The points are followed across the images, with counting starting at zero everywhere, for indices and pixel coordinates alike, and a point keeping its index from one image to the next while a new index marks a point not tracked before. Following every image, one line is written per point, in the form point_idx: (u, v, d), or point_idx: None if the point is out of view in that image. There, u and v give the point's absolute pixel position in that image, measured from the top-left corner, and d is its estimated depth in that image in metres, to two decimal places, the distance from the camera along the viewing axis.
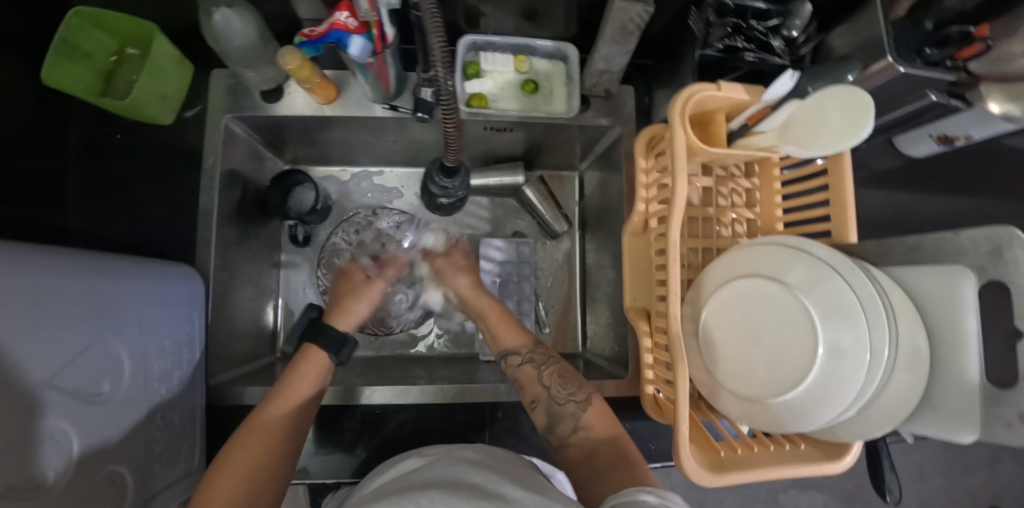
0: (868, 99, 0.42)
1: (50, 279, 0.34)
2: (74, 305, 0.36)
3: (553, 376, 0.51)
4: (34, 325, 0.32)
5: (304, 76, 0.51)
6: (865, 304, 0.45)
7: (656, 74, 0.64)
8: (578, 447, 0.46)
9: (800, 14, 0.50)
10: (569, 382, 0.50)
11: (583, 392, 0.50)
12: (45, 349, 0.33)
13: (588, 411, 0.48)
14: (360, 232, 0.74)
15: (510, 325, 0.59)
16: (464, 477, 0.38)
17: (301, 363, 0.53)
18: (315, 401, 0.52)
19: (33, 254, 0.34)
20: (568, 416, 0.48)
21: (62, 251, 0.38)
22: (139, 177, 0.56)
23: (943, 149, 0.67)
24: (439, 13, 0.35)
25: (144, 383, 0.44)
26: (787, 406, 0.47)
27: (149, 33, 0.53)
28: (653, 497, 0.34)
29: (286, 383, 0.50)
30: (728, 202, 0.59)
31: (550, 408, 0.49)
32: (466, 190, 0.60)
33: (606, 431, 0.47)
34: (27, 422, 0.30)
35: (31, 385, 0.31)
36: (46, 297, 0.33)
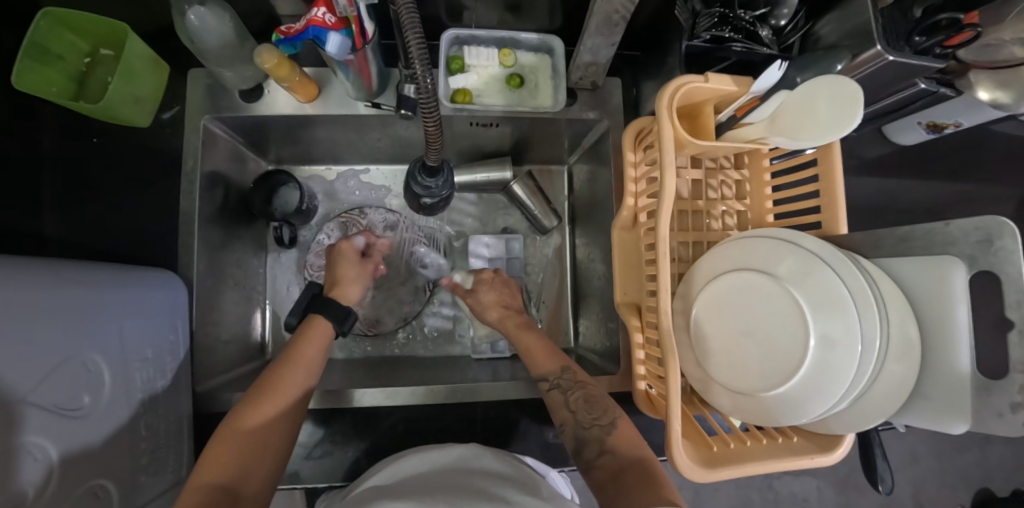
0: (856, 91, 0.40)
1: (20, 291, 0.33)
2: (46, 317, 0.35)
3: (580, 402, 0.51)
4: (7, 341, 0.31)
5: (283, 75, 0.50)
6: (856, 296, 0.45)
7: (643, 66, 0.63)
8: (604, 469, 0.46)
9: (788, 3, 0.48)
10: (595, 408, 0.50)
11: (609, 415, 0.50)
12: (20, 366, 0.32)
13: (613, 434, 0.48)
14: (347, 231, 0.72)
15: (546, 348, 0.58)
16: (477, 484, 0.39)
17: (308, 331, 0.55)
18: (322, 366, 0.54)
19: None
20: (593, 441, 0.48)
21: (31, 261, 0.37)
22: (116, 181, 0.55)
23: (932, 136, 0.66)
24: (415, 8, 0.34)
25: (127, 395, 0.43)
26: (780, 399, 0.47)
27: (122, 34, 0.52)
28: None
29: (294, 349, 0.53)
30: (718, 194, 0.59)
31: (576, 432, 0.50)
32: (449, 188, 0.58)
33: (632, 454, 0.46)
34: (2, 441, 0.30)
35: (4, 404, 0.30)
36: (16, 310, 0.32)
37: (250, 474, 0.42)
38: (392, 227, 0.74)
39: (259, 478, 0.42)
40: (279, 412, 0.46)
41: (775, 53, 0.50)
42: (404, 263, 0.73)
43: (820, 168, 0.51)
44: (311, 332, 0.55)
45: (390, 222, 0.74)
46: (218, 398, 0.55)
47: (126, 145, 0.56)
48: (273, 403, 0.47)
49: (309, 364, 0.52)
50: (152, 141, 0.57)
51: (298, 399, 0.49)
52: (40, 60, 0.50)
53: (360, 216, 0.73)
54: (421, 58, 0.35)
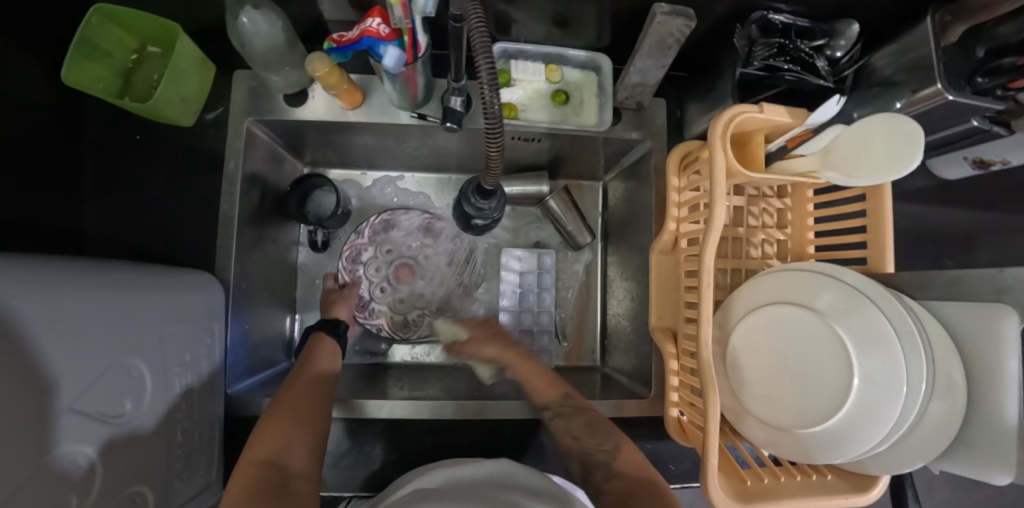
0: (915, 128, 0.40)
1: (68, 300, 0.32)
2: (94, 324, 0.34)
3: (581, 428, 0.51)
4: (56, 351, 0.30)
5: (332, 82, 0.50)
6: (902, 336, 0.44)
7: (689, 87, 0.62)
8: (613, 493, 0.45)
9: (848, 34, 0.48)
10: (598, 433, 0.50)
11: (612, 440, 0.49)
12: (66, 376, 0.31)
13: (621, 459, 0.47)
14: (388, 230, 0.72)
15: (546, 380, 0.58)
16: (502, 495, 0.41)
17: (314, 344, 0.59)
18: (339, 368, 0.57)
19: (42, 272, 0.32)
20: (600, 465, 0.48)
21: (76, 265, 0.36)
22: (155, 181, 0.55)
23: (979, 171, 0.65)
24: (483, 18, 0.34)
25: (166, 400, 0.42)
26: (816, 437, 0.46)
27: (172, 32, 0.51)
28: None
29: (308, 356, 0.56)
30: (758, 222, 0.58)
31: (584, 460, 0.50)
32: (500, 213, 0.58)
33: (644, 475, 0.45)
34: (46, 454, 0.29)
35: (51, 414, 0.30)
36: (65, 319, 0.32)
37: (294, 450, 0.44)
38: (433, 234, 0.74)
39: (303, 453, 0.44)
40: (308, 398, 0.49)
41: (831, 85, 0.49)
42: (437, 272, 0.74)
43: (868, 204, 0.50)
44: (318, 344, 0.59)
45: (429, 228, 0.74)
46: (249, 401, 0.54)
47: (169, 144, 0.56)
48: (300, 393, 0.50)
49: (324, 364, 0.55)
50: (194, 141, 0.57)
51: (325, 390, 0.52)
52: (87, 55, 0.50)
53: (405, 217, 0.73)
54: (488, 79, 0.35)
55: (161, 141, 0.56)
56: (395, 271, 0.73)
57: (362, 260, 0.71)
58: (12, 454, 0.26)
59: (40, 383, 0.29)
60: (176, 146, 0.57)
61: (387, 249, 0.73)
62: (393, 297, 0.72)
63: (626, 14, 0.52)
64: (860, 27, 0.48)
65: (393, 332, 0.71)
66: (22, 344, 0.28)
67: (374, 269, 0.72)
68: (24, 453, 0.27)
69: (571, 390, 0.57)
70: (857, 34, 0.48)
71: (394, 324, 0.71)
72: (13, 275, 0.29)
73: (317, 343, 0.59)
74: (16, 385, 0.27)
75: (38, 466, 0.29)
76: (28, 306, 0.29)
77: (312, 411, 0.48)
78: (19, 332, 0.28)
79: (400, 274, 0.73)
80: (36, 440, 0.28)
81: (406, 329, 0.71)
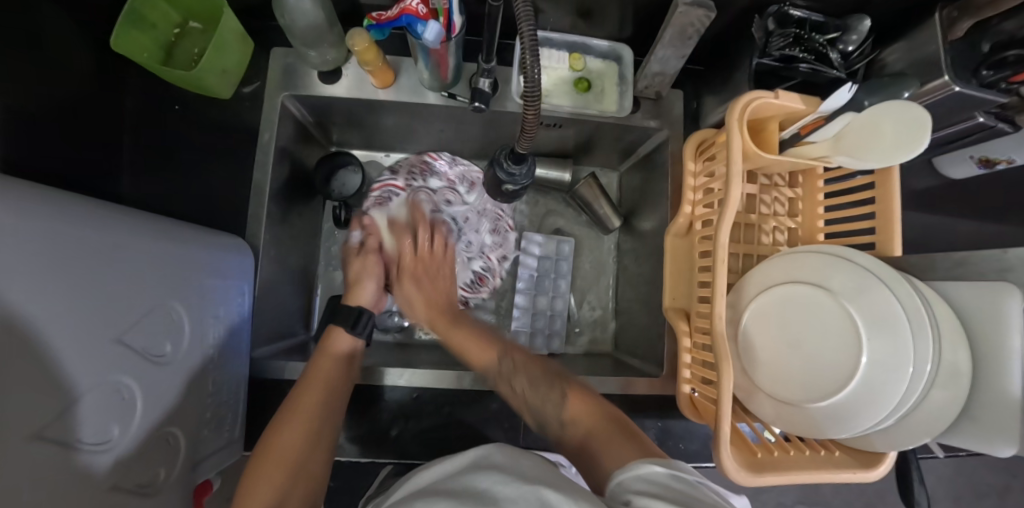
0: (923, 119, 0.42)
1: (112, 238, 0.34)
2: (137, 266, 0.36)
3: (525, 385, 0.51)
4: (102, 282, 0.32)
5: (368, 59, 0.52)
6: (911, 314, 0.46)
7: (707, 80, 0.65)
8: (573, 440, 0.45)
9: (859, 29, 0.50)
10: (541, 388, 0.50)
11: (558, 391, 0.49)
12: (112, 308, 0.33)
13: (567, 407, 0.47)
14: (427, 178, 0.70)
15: (476, 341, 0.56)
16: (469, 481, 0.34)
17: (324, 348, 0.52)
18: (349, 380, 0.50)
19: (94, 211, 0.34)
20: (553, 419, 0.48)
21: (122, 210, 0.38)
22: (194, 150, 0.58)
23: (987, 171, 0.67)
24: (529, 1, 0.37)
25: (200, 350, 0.44)
26: (823, 412, 0.47)
27: (217, 8, 0.54)
28: (661, 468, 0.34)
29: (313, 366, 0.49)
30: (770, 210, 0.60)
31: (535, 415, 0.49)
32: (531, 179, 0.60)
33: (588, 422, 0.45)
34: (90, 376, 0.31)
35: (97, 343, 0.31)
36: (109, 255, 0.33)
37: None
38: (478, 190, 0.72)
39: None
40: (308, 431, 0.43)
41: (843, 75, 0.51)
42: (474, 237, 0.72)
43: (876, 190, 0.53)
44: (327, 351, 0.51)
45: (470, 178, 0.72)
46: (272, 365, 0.56)
47: (208, 116, 0.59)
48: (302, 421, 0.44)
49: (332, 379, 0.48)
50: (231, 114, 0.60)
51: (331, 414, 0.46)
52: (137, 26, 0.52)
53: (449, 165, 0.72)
54: (529, 43, 0.37)
55: (201, 114, 0.59)
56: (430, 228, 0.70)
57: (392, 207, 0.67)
58: (51, 371, 0.27)
59: (86, 310, 0.30)
60: (214, 119, 0.59)
61: (421, 202, 0.69)
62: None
63: (648, 5, 0.55)
64: (871, 23, 0.50)
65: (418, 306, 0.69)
66: (69, 269, 0.29)
67: (403, 222, 0.68)
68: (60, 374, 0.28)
69: (506, 348, 0.55)
70: (868, 29, 0.50)
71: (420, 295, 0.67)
72: (66, 207, 0.31)
73: (328, 348, 0.52)
74: (59, 306, 0.28)
75: (81, 385, 0.30)
76: (76, 236, 0.30)
77: (306, 452, 0.42)
78: (68, 259, 0.29)
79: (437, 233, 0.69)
80: (78, 364, 0.30)
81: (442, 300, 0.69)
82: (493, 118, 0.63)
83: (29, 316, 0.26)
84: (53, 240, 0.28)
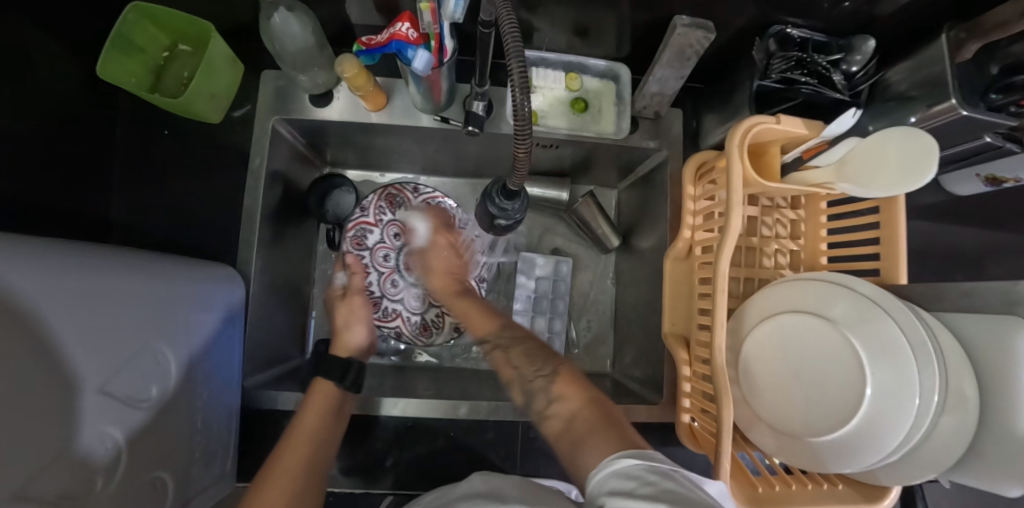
0: (928, 146, 0.40)
1: (88, 284, 0.33)
2: (121, 310, 0.35)
3: (520, 357, 0.51)
4: (81, 333, 0.31)
5: (359, 84, 0.51)
6: (916, 348, 0.44)
7: (707, 97, 0.64)
8: (556, 418, 0.43)
9: (864, 49, 0.49)
10: (537, 360, 0.50)
11: (551, 366, 0.48)
12: (93, 358, 0.32)
13: (556, 384, 0.45)
14: (392, 210, 0.67)
15: (481, 311, 0.59)
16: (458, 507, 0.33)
17: (311, 395, 0.51)
18: (336, 429, 0.49)
19: (71, 258, 0.33)
20: (540, 390, 0.46)
21: (103, 251, 0.37)
22: (184, 176, 0.57)
23: (991, 189, 0.66)
24: (516, 21, 0.36)
25: (187, 388, 0.43)
26: (827, 446, 0.46)
27: (205, 32, 0.53)
28: (635, 460, 0.32)
29: (300, 416, 0.48)
30: (772, 232, 0.59)
31: (523, 386, 0.49)
32: (524, 214, 0.58)
33: (579, 400, 0.43)
34: (70, 431, 0.30)
35: (77, 399, 0.30)
36: (89, 303, 0.32)
37: None
38: (444, 218, 0.68)
39: None
40: (297, 481, 0.41)
41: (847, 98, 0.50)
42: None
43: (880, 215, 0.51)
44: (315, 398, 0.50)
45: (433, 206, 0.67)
46: (265, 395, 0.55)
47: (198, 141, 0.58)
48: (290, 472, 0.42)
49: (319, 429, 0.47)
50: (221, 138, 0.59)
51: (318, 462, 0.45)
52: (123, 51, 0.51)
53: (413, 193, 0.67)
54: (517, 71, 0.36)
55: (191, 138, 0.58)
56: (404, 262, 0.68)
57: (369, 244, 0.67)
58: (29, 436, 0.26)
59: (63, 365, 0.29)
60: (204, 144, 0.58)
61: (395, 234, 0.68)
62: (408, 292, 0.68)
63: (646, 24, 0.53)
64: (876, 43, 0.49)
65: (414, 340, 0.67)
66: (44, 324, 0.28)
67: (382, 257, 0.68)
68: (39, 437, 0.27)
69: (509, 323, 0.57)
70: (872, 50, 0.49)
71: (411, 328, 0.67)
72: (41, 259, 0.30)
73: (317, 398, 0.51)
74: (33, 367, 0.27)
75: (60, 444, 0.29)
76: (50, 287, 0.29)
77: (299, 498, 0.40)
78: (41, 315, 0.28)
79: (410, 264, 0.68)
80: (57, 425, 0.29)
81: (428, 332, 0.67)
82: (489, 140, 0.62)
83: (6, 383, 0.25)
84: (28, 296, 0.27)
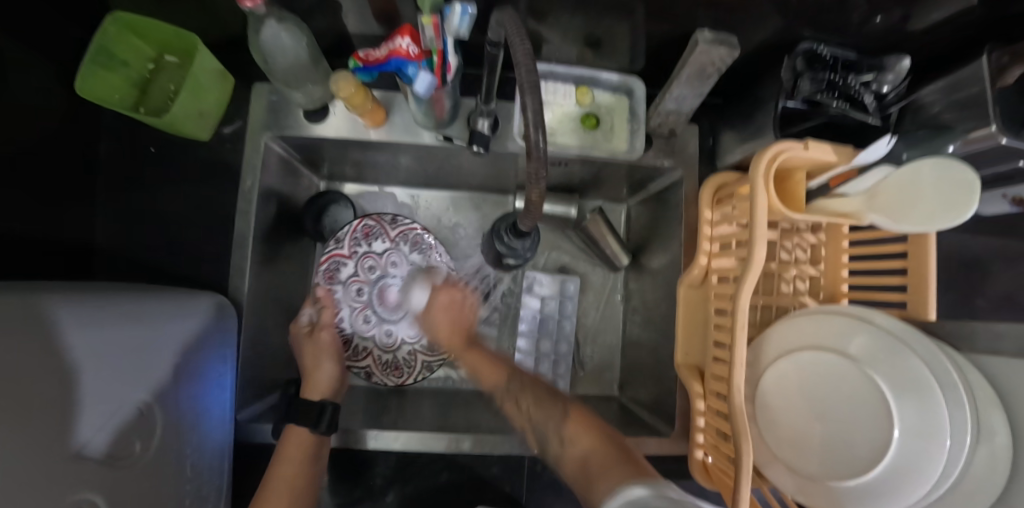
0: (970, 179, 0.38)
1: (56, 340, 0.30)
2: (89, 366, 0.33)
3: (530, 406, 0.50)
4: (42, 395, 0.29)
5: (358, 103, 0.48)
6: (945, 389, 0.41)
7: (724, 114, 0.61)
8: (572, 460, 0.42)
9: (897, 69, 0.46)
10: (546, 407, 0.49)
11: (560, 410, 0.48)
12: (58, 422, 0.30)
13: (567, 426, 0.45)
14: (369, 241, 0.65)
15: (486, 361, 0.57)
16: None
17: (285, 444, 0.50)
18: (310, 477, 0.49)
19: (28, 316, 0.30)
20: (551, 434, 0.46)
21: (74, 297, 0.35)
22: (174, 197, 0.55)
23: (1016, 210, 0.62)
24: (527, 40, 0.33)
25: (176, 435, 0.40)
26: (850, 492, 0.43)
27: (191, 44, 0.49)
28: (642, 490, 0.33)
29: (273, 470, 0.48)
30: (790, 257, 0.56)
31: (536, 435, 0.48)
32: (534, 251, 0.56)
33: (591, 440, 0.43)
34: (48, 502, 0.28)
35: (48, 469, 0.28)
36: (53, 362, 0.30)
37: None
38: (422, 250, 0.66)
39: None
40: None
41: (879, 122, 0.47)
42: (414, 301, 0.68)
43: (909, 246, 0.49)
44: (290, 446, 0.50)
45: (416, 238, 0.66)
46: (258, 429, 0.53)
47: (186, 158, 0.55)
48: None
49: (296, 485, 0.47)
50: (212, 156, 0.56)
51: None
52: (103, 65, 0.48)
53: (391, 224, 0.66)
54: (529, 89, 0.32)
55: (179, 157, 0.55)
56: (379, 295, 0.67)
57: (342, 277, 0.65)
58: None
59: (25, 435, 0.27)
60: (194, 162, 0.55)
61: (370, 266, 0.66)
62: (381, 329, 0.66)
63: (663, 38, 0.50)
64: (910, 63, 0.46)
65: (386, 379, 0.65)
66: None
67: (354, 291, 0.66)
68: None
69: (517, 370, 0.56)
70: (907, 70, 0.46)
71: (382, 367, 0.65)
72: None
73: (290, 446, 0.50)
74: None
75: None
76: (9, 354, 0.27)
77: None
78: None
79: (382, 297, 0.67)
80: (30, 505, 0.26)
81: (398, 373, 0.65)
82: (495, 157, 0.59)
83: None
84: None
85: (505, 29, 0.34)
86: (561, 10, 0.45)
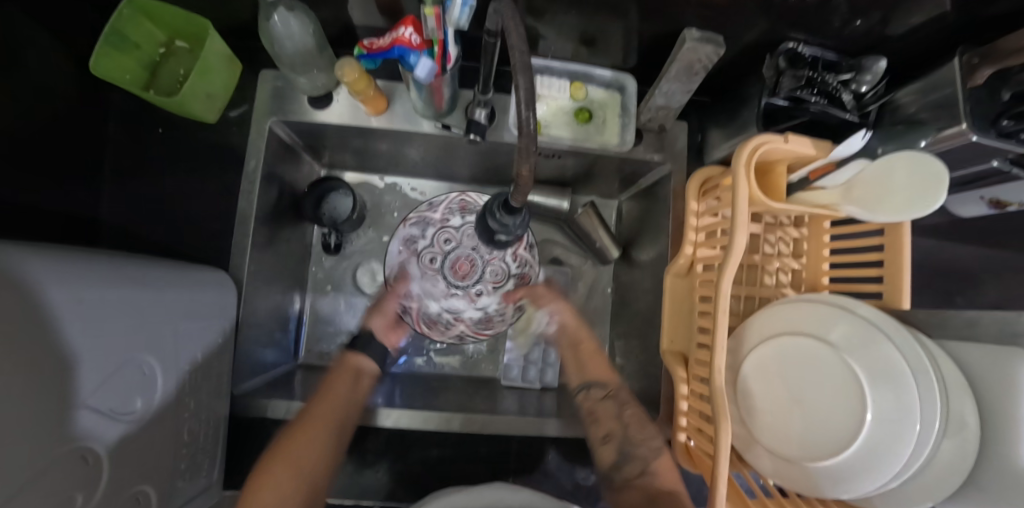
0: (939, 169, 0.40)
1: (86, 289, 0.31)
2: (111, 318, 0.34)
3: (632, 417, 0.56)
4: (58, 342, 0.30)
5: (360, 88, 0.50)
6: (917, 374, 0.43)
7: (712, 112, 0.63)
8: (640, 490, 0.51)
9: (874, 69, 0.49)
10: (649, 427, 0.55)
11: (661, 437, 0.54)
12: None
13: (660, 459, 0.52)
14: (456, 216, 0.66)
15: (598, 362, 0.64)
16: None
17: (338, 366, 0.59)
18: (357, 400, 0.55)
19: (68, 259, 0.32)
20: (637, 458, 0.53)
21: (95, 255, 0.36)
22: (178, 177, 0.56)
23: (993, 211, 0.65)
24: (524, 31, 0.34)
25: (174, 397, 0.41)
26: (825, 472, 0.45)
27: (202, 29, 0.51)
28: None
29: (328, 383, 0.55)
30: (774, 250, 0.58)
31: (621, 447, 0.54)
32: (527, 229, 0.50)
33: (671, 484, 0.50)
34: (53, 448, 0.28)
35: (68, 409, 0.29)
36: (82, 309, 0.31)
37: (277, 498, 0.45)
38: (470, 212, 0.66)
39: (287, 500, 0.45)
40: (311, 444, 0.49)
41: (856, 119, 0.50)
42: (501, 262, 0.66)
43: (885, 239, 0.51)
44: (340, 373, 0.57)
45: (462, 201, 0.66)
46: (253, 403, 0.54)
47: (193, 141, 0.57)
48: (305, 433, 0.49)
49: (340, 400, 0.53)
50: (217, 138, 0.58)
51: (321, 441, 0.50)
52: (117, 48, 0.50)
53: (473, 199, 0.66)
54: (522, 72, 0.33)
55: (185, 139, 0.57)
56: (452, 265, 0.66)
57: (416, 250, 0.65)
58: (21, 448, 0.25)
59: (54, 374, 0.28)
60: (200, 145, 0.58)
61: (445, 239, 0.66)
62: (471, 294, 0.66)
63: (653, 36, 0.53)
64: (886, 64, 0.49)
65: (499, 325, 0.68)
66: (35, 330, 0.26)
67: (427, 261, 0.66)
68: (32, 448, 0.26)
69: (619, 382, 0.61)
70: (883, 71, 0.48)
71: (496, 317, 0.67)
72: (30, 260, 0.28)
73: (343, 368, 0.58)
74: (29, 374, 0.25)
75: (45, 458, 0.27)
76: (55, 286, 0.29)
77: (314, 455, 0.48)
78: (33, 321, 0.26)
79: (458, 269, 0.66)
80: (47, 440, 0.27)
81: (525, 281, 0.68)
82: (492, 148, 0.61)
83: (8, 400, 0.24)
84: (27, 304, 0.26)
85: (502, 13, 0.36)
86: (557, 8, 0.48)
